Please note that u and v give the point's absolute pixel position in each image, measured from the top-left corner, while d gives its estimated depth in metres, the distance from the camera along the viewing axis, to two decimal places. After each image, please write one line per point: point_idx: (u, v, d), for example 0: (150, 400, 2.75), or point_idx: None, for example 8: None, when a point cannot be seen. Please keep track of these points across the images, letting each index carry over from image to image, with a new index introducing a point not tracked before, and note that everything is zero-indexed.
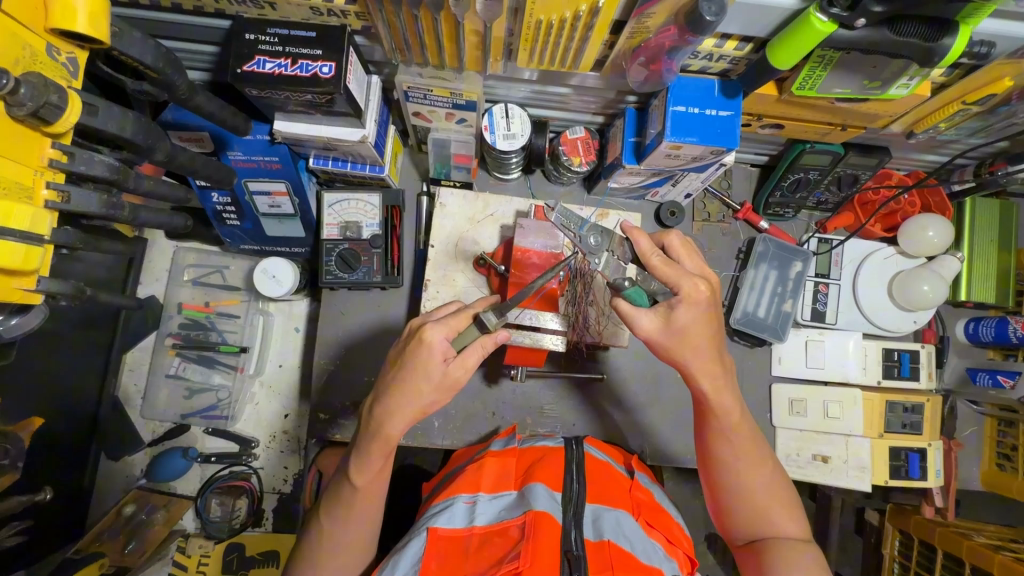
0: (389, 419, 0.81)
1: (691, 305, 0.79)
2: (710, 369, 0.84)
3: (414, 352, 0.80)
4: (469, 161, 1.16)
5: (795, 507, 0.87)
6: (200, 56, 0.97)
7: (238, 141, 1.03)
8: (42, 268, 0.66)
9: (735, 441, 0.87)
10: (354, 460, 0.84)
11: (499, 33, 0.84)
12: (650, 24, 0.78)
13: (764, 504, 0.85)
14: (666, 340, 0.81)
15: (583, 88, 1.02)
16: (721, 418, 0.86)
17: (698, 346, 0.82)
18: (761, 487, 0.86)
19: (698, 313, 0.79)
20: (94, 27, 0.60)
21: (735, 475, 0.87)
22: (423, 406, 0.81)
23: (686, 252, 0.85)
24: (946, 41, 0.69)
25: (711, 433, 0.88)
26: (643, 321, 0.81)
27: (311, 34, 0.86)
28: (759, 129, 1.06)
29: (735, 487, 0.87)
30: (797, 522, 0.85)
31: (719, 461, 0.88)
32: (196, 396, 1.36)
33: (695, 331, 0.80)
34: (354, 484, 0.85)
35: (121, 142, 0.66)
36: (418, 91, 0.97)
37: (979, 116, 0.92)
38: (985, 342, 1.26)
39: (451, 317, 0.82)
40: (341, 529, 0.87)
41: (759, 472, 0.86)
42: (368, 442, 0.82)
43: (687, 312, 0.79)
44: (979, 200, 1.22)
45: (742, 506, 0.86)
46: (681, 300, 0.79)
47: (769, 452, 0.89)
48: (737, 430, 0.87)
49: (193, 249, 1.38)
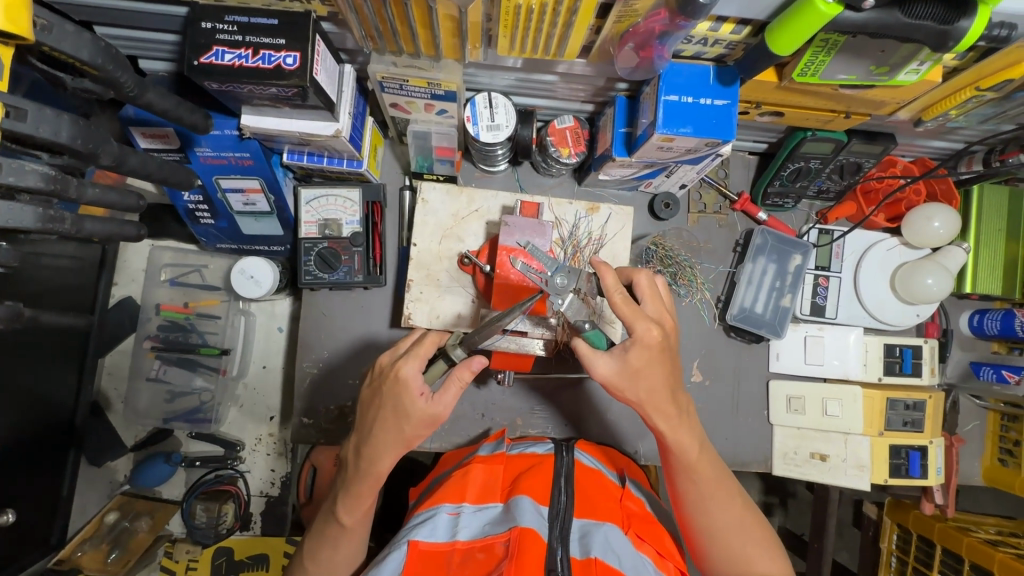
0: (377, 457, 0.79)
1: (643, 349, 0.77)
2: (664, 408, 0.80)
3: (393, 391, 0.78)
4: (452, 154, 1.11)
5: (773, 543, 0.83)
6: (160, 46, 0.90)
7: (204, 138, 0.96)
8: None
9: (701, 478, 0.83)
10: (343, 499, 0.81)
11: (475, 18, 0.77)
12: (638, 7, 0.72)
13: (740, 542, 0.81)
14: (623, 383, 0.78)
15: (571, 76, 0.96)
16: (681, 456, 0.83)
17: (651, 386, 0.78)
18: (733, 524, 0.82)
19: (653, 357, 0.77)
20: (14, 22, 0.54)
21: (705, 515, 0.83)
22: (409, 439, 0.79)
23: (651, 294, 0.82)
24: (963, 24, 0.63)
25: (676, 473, 0.85)
26: (602, 364, 0.77)
27: (273, 21, 0.79)
28: (757, 117, 1.00)
29: (707, 527, 0.83)
30: (776, 559, 0.81)
31: (688, 500, 0.84)
32: (178, 400, 1.30)
33: (649, 374, 0.78)
34: (342, 524, 0.82)
35: (59, 148, 0.60)
36: (393, 82, 0.90)
37: (993, 102, 0.86)
38: (990, 335, 1.22)
39: (420, 347, 0.81)
40: (328, 552, 0.84)
41: (730, 509, 0.83)
42: (357, 482, 0.80)
43: (640, 355, 0.77)
44: (987, 188, 1.16)
45: (718, 548, 0.82)
46: (633, 342, 0.77)
47: (737, 486, 0.86)
48: (701, 468, 0.83)
49: (170, 248, 1.32)
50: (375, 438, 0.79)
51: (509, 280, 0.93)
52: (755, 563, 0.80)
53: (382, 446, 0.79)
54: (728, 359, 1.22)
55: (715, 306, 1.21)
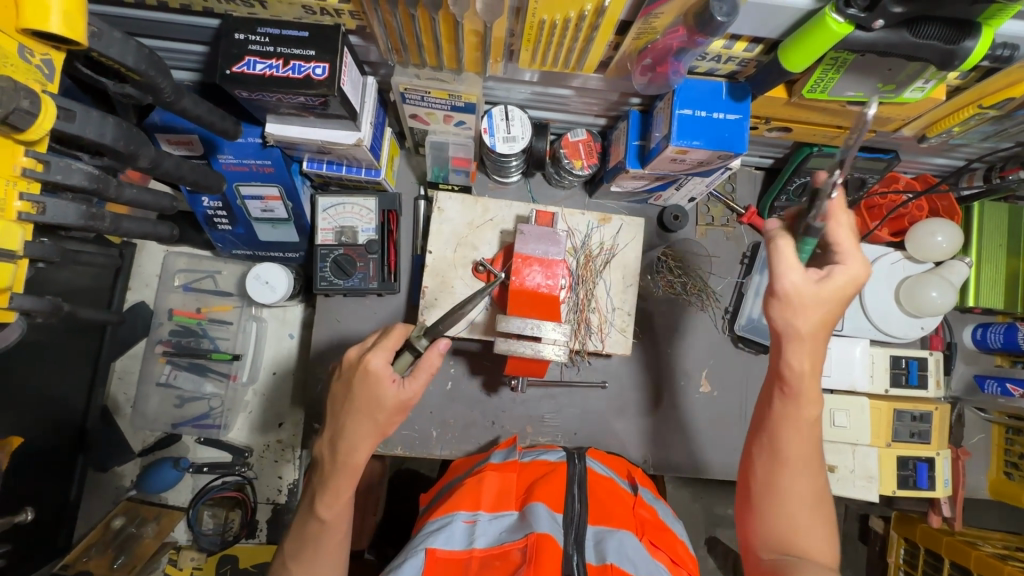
0: (352, 449, 0.80)
1: (839, 287, 0.73)
2: (821, 357, 0.77)
3: (363, 385, 0.79)
4: (468, 164, 1.13)
5: (831, 529, 0.80)
6: (189, 56, 0.93)
7: (228, 145, 0.99)
8: (16, 285, 0.62)
9: (807, 441, 0.79)
10: (321, 494, 0.82)
11: (500, 33, 0.80)
12: (657, 25, 0.75)
13: (803, 516, 0.78)
14: (800, 307, 0.74)
15: (586, 90, 0.99)
16: (803, 409, 0.79)
17: (820, 325, 0.75)
18: (809, 497, 0.79)
19: (848, 294, 0.74)
20: (68, 26, 0.57)
21: (791, 478, 0.79)
22: (382, 429, 0.81)
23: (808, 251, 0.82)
24: (967, 44, 0.66)
25: (780, 427, 0.80)
26: (794, 278, 0.73)
27: (304, 34, 0.82)
28: (765, 132, 1.03)
29: (784, 490, 0.79)
30: (828, 547, 0.78)
31: (782, 458, 0.80)
32: (187, 405, 1.32)
33: (823, 316, 0.74)
34: (321, 519, 0.81)
35: (102, 149, 0.63)
36: (415, 93, 0.93)
37: (995, 120, 0.89)
38: (993, 348, 1.24)
39: (386, 338, 0.82)
40: (309, 551, 0.81)
41: (815, 486, 0.80)
42: (334, 477, 0.81)
43: (834, 292, 0.73)
44: (987, 205, 1.19)
45: (781, 518, 0.79)
46: (838, 273, 0.73)
47: (824, 467, 0.82)
48: (812, 430, 0.79)
49: (184, 253, 1.34)
50: (349, 432, 0.80)
51: (525, 290, 0.94)
52: (808, 540, 0.77)
53: (358, 438, 0.80)
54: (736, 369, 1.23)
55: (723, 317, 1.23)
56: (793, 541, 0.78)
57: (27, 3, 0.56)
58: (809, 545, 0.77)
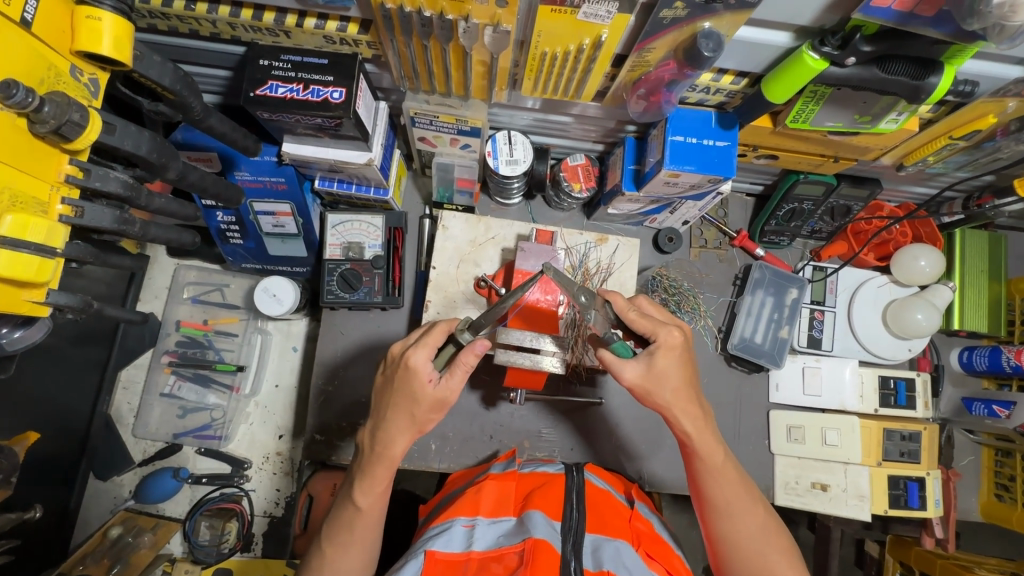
0: (391, 440, 0.83)
1: (668, 352, 0.83)
2: (691, 409, 0.85)
3: (405, 379, 0.82)
4: (472, 185, 1.19)
5: (792, 552, 0.85)
6: (214, 80, 1.00)
7: (245, 162, 1.05)
8: (53, 281, 0.70)
9: (727, 484, 0.86)
10: (358, 482, 0.85)
11: (505, 64, 0.86)
12: (650, 58, 0.81)
13: (763, 551, 0.84)
14: (650, 385, 0.83)
15: (584, 118, 1.06)
16: (706, 459, 0.86)
17: (676, 388, 0.84)
18: (758, 532, 0.85)
19: (677, 361, 0.83)
20: (117, 49, 0.65)
21: (730, 523, 0.85)
22: (421, 424, 0.84)
23: (657, 310, 0.92)
24: (932, 80, 0.72)
25: (700, 480, 0.88)
26: (632, 371, 0.83)
27: (324, 61, 0.88)
28: (754, 159, 1.09)
29: (731, 534, 0.85)
30: (795, 566, 0.84)
31: (714, 507, 0.87)
32: (190, 415, 1.35)
33: (674, 374, 0.83)
34: (357, 506, 0.85)
35: (136, 160, 0.72)
36: (424, 117, 0.99)
37: (966, 151, 0.96)
38: (980, 371, 1.27)
39: (429, 336, 0.84)
40: (344, 535, 0.85)
41: (754, 517, 0.86)
42: (371, 465, 0.84)
43: (665, 358, 0.83)
44: (968, 232, 1.25)
45: (740, 556, 0.84)
46: (658, 347, 0.83)
47: (759, 495, 0.89)
48: (725, 472, 0.87)
49: (195, 267, 1.38)
50: (388, 422, 0.84)
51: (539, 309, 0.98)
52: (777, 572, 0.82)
53: (396, 430, 0.83)
54: (729, 388, 1.26)
55: (717, 335, 1.27)
56: None
57: (83, 28, 0.64)
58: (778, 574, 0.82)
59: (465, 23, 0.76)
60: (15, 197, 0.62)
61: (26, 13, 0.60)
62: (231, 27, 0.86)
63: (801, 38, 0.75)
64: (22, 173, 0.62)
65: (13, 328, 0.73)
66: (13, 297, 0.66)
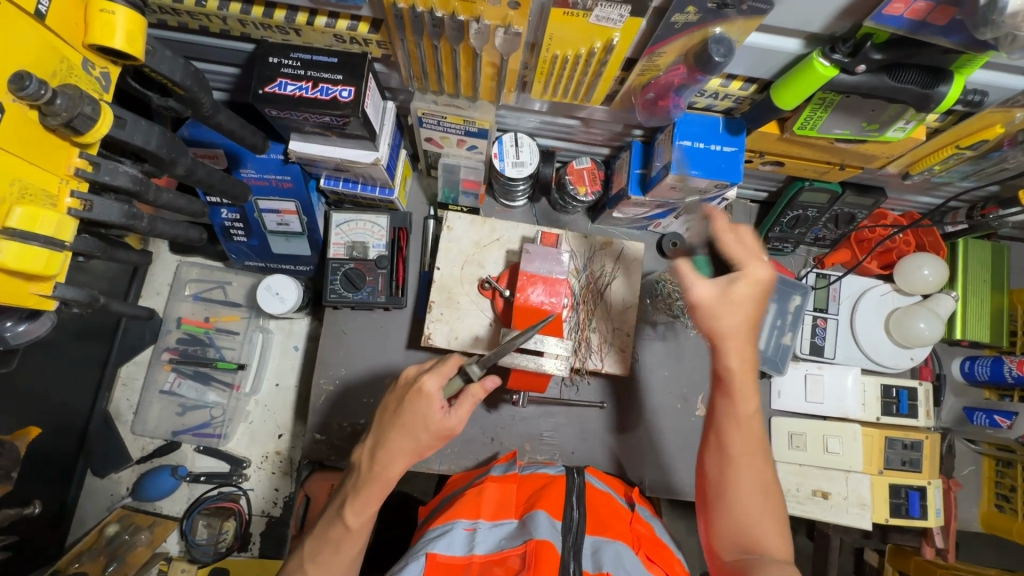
0: (390, 461, 0.81)
1: (751, 284, 0.80)
2: (744, 347, 0.83)
3: (413, 403, 0.82)
4: (478, 187, 1.19)
5: (785, 528, 0.80)
6: (222, 77, 1.00)
7: (251, 160, 1.05)
8: (59, 275, 0.69)
9: (746, 435, 0.82)
10: (350, 501, 0.82)
11: (515, 66, 0.87)
12: (660, 63, 0.81)
13: (756, 511, 0.79)
14: (717, 310, 0.81)
15: (592, 121, 1.06)
16: (734, 401, 0.83)
17: (744, 320, 0.81)
18: (760, 492, 0.80)
19: (755, 293, 0.80)
20: (130, 43, 0.65)
21: (734, 473, 0.81)
22: (419, 448, 0.82)
23: (737, 242, 0.83)
24: (942, 89, 0.72)
25: (718, 422, 0.84)
26: (703, 287, 0.82)
27: (333, 60, 0.88)
28: (760, 166, 1.10)
29: (729, 482, 0.81)
30: (785, 539, 0.78)
31: (723, 453, 0.83)
32: (189, 413, 1.34)
33: (745, 309, 0.81)
34: (346, 525, 0.82)
35: (145, 155, 0.73)
36: (432, 118, 0.99)
37: (972, 161, 0.96)
38: (981, 381, 1.27)
39: (443, 364, 0.84)
40: (328, 554, 0.82)
41: (760, 478, 0.81)
42: (367, 486, 0.81)
43: (745, 288, 0.80)
44: (971, 242, 1.25)
45: (731, 507, 0.80)
46: (741, 275, 0.80)
47: (774, 460, 0.84)
48: (750, 423, 0.83)
49: (197, 264, 1.38)
50: (392, 443, 0.82)
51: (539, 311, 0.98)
52: (763, 534, 0.77)
53: (396, 452, 0.81)
54: None
55: None
56: (749, 538, 0.78)
57: (96, 22, 0.64)
58: (762, 538, 0.77)
59: (477, 24, 0.76)
60: (25, 190, 0.62)
61: (40, 6, 0.60)
62: (242, 25, 0.86)
63: (811, 45, 0.75)
64: (35, 167, 0.62)
65: (17, 323, 0.72)
66: (19, 289, 0.66)
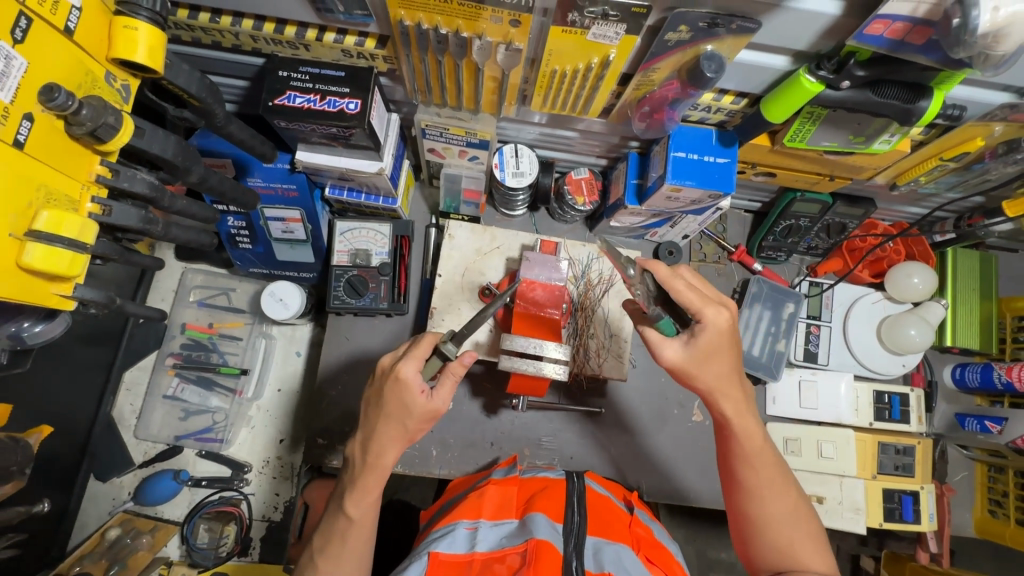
0: (384, 451, 0.84)
1: (714, 333, 0.81)
2: (731, 393, 0.85)
3: (395, 391, 0.82)
4: (478, 197, 1.22)
5: (821, 540, 0.84)
6: (232, 89, 1.04)
7: (258, 169, 1.07)
8: (80, 277, 0.72)
9: (761, 467, 0.85)
10: (350, 493, 0.85)
11: (515, 80, 0.90)
12: (654, 78, 0.85)
13: (790, 535, 0.82)
14: (692, 368, 0.82)
15: (590, 133, 1.09)
16: (744, 442, 0.85)
17: (721, 372, 0.83)
18: (788, 516, 0.83)
19: (723, 338, 0.81)
20: (151, 57, 0.69)
21: (761, 506, 0.84)
22: (410, 434, 0.84)
23: (701, 282, 0.86)
24: (922, 104, 0.76)
25: (733, 458, 0.87)
26: (672, 350, 0.82)
27: (341, 74, 0.92)
28: (752, 176, 1.13)
29: (760, 517, 0.84)
30: (823, 555, 0.82)
31: (747, 489, 0.85)
32: (192, 418, 1.36)
33: (717, 356, 0.82)
34: (348, 516, 0.85)
35: (161, 163, 0.76)
36: (435, 129, 1.02)
37: (957, 172, 1.00)
38: (972, 387, 1.29)
39: (416, 348, 0.85)
40: (335, 547, 0.84)
41: (786, 501, 0.84)
42: (363, 476, 0.84)
43: (710, 338, 0.81)
44: (959, 252, 1.28)
45: (767, 538, 0.83)
46: (705, 327, 0.80)
47: (792, 480, 0.87)
48: (763, 455, 0.85)
49: (202, 270, 1.40)
50: (381, 433, 0.84)
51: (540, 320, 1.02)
52: (803, 557, 0.81)
53: (387, 442, 0.84)
54: None
55: None
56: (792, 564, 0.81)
57: (119, 37, 0.67)
58: (803, 561, 0.81)
59: (480, 40, 0.80)
60: (49, 195, 0.65)
61: (69, 22, 0.63)
62: (253, 40, 0.89)
63: (798, 62, 0.79)
64: (60, 174, 0.65)
65: (33, 324, 0.75)
66: (42, 290, 0.68)
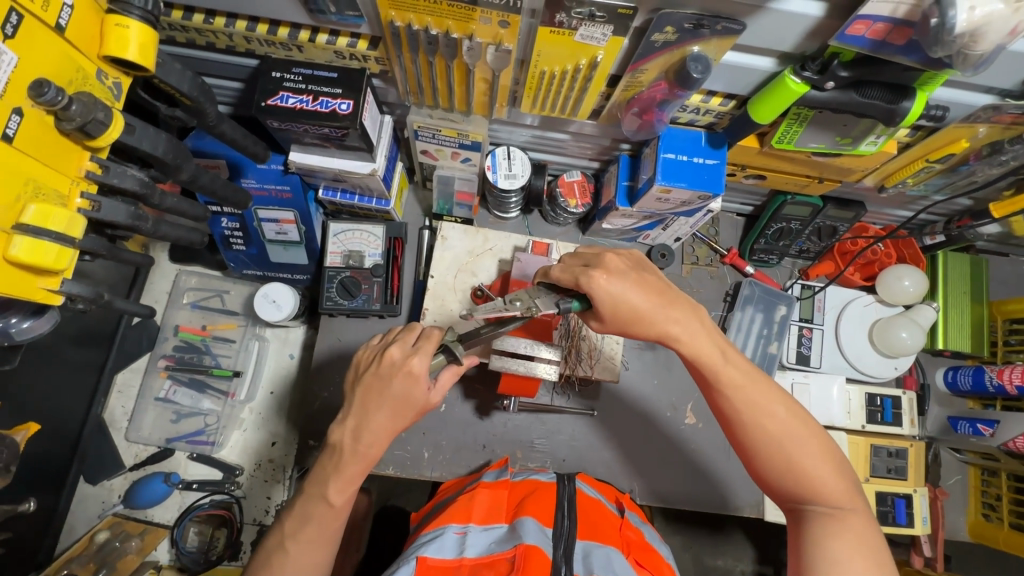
0: (375, 439, 0.82)
1: (611, 275, 0.78)
2: (674, 326, 0.79)
3: (404, 385, 0.81)
4: (471, 199, 1.23)
5: (833, 455, 0.77)
6: (227, 91, 1.04)
7: (252, 170, 1.08)
8: (68, 271, 0.72)
9: (738, 392, 0.79)
10: (333, 480, 0.82)
11: (506, 82, 0.91)
12: (643, 79, 0.86)
13: (795, 455, 0.76)
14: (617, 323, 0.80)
15: (581, 135, 1.10)
16: (708, 371, 0.80)
17: (652, 308, 0.78)
18: (787, 436, 0.76)
19: (622, 281, 0.78)
20: (142, 55, 0.69)
21: (755, 432, 0.78)
22: (399, 426, 0.83)
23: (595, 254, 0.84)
24: (905, 104, 0.77)
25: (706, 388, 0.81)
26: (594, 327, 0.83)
27: (334, 75, 0.93)
28: (743, 179, 1.14)
29: (757, 444, 0.78)
30: (834, 469, 0.76)
31: (735, 418, 0.79)
32: (183, 420, 1.35)
33: (639, 297, 0.78)
34: (330, 503, 0.82)
35: (151, 160, 0.76)
36: (428, 131, 1.03)
37: (943, 173, 1.02)
38: (964, 390, 1.29)
39: (427, 342, 0.84)
40: (309, 530, 0.81)
41: (778, 418, 0.77)
42: (351, 463, 0.82)
43: (616, 281, 0.77)
44: (950, 255, 1.29)
45: (776, 463, 0.77)
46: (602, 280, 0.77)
47: (781, 392, 0.79)
48: (733, 379, 0.79)
49: (196, 272, 1.41)
50: (375, 421, 0.82)
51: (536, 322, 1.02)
52: (813, 479, 0.75)
53: (379, 430, 0.82)
54: None
55: None
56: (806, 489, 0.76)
57: (111, 35, 0.68)
58: (816, 483, 0.75)
59: (469, 41, 0.81)
60: (39, 188, 0.65)
61: (61, 19, 0.64)
62: (247, 41, 0.91)
63: (784, 63, 0.80)
64: (48, 168, 0.66)
65: (21, 320, 0.75)
66: (28, 284, 0.68)
